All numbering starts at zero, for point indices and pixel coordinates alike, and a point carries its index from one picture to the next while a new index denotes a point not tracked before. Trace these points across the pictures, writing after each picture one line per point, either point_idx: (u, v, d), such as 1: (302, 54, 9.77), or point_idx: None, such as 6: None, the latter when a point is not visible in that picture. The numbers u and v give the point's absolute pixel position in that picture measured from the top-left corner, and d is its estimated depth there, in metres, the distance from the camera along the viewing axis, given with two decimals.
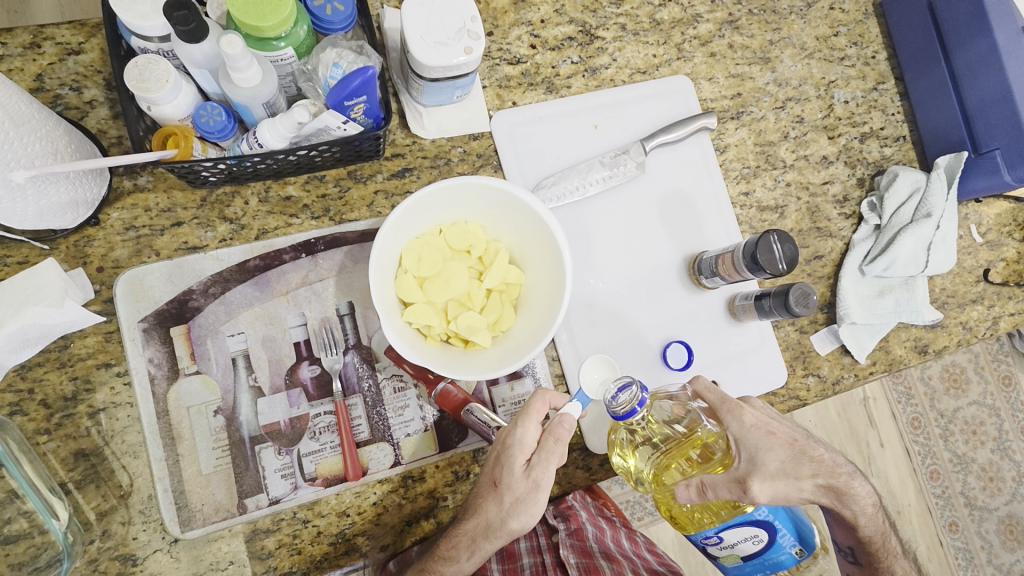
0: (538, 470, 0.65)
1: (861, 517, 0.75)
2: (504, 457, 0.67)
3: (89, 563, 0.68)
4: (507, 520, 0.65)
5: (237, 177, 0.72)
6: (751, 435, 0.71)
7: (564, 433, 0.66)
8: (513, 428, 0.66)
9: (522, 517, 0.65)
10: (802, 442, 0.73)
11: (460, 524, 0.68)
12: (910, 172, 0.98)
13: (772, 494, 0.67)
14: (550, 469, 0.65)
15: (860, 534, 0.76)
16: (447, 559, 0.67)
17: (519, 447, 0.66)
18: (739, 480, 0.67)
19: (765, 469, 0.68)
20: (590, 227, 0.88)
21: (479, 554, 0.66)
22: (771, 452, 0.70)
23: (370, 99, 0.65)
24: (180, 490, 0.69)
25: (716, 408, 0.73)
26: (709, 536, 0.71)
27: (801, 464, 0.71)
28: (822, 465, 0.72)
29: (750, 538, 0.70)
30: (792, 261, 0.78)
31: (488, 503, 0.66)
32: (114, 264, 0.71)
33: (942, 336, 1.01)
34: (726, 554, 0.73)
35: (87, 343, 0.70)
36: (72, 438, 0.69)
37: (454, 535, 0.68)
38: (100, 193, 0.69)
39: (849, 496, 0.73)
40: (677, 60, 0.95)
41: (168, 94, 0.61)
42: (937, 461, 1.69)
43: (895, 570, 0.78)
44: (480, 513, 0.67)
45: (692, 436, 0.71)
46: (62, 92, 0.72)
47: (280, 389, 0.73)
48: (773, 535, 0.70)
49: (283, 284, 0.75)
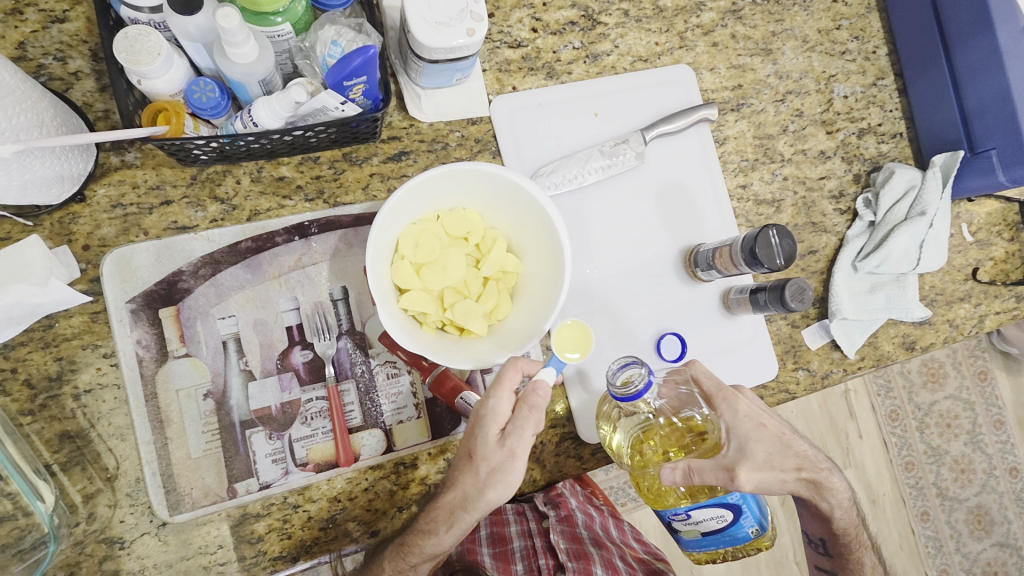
0: (512, 438, 0.65)
1: (837, 510, 0.80)
2: (478, 428, 0.67)
3: (75, 545, 0.66)
4: (484, 490, 0.66)
5: (229, 156, 0.70)
6: (743, 425, 0.75)
7: (539, 401, 0.65)
8: (486, 399, 0.66)
9: (499, 485, 0.65)
10: (789, 436, 0.77)
11: (438, 498, 0.69)
12: (906, 170, 0.98)
13: (757, 483, 0.71)
14: (526, 437, 0.65)
15: (835, 525, 0.81)
16: (426, 533, 0.68)
17: (492, 416, 0.66)
18: (727, 467, 0.70)
19: (753, 460, 0.72)
20: (588, 216, 0.87)
21: (457, 526, 0.67)
22: (759, 443, 0.74)
23: (370, 80, 0.63)
24: (169, 473, 0.68)
25: (712, 397, 0.76)
26: (677, 513, 0.72)
27: (786, 457, 0.76)
28: (806, 459, 0.77)
29: (715, 517, 0.70)
30: (790, 257, 0.78)
31: (464, 474, 0.67)
32: (101, 242, 0.69)
33: (929, 333, 1.02)
34: (687, 530, 0.73)
35: (72, 323, 0.68)
36: (57, 419, 0.67)
37: (432, 510, 0.69)
38: (86, 168, 0.66)
39: (827, 489, 0.79)
40: (679, 49, 0.94)
41: (160, 68, 0.59)
42: (912, 453, 1.73)
43: (863, 561, 0.84)
44: (457, 485, 0.67)
45: (688, 424, 0.72)
46: (46, 61, 0.69)
47: (271, 373, 0.72)
48: (738, 515, 0.70)
49: (275, 267, 0.73)
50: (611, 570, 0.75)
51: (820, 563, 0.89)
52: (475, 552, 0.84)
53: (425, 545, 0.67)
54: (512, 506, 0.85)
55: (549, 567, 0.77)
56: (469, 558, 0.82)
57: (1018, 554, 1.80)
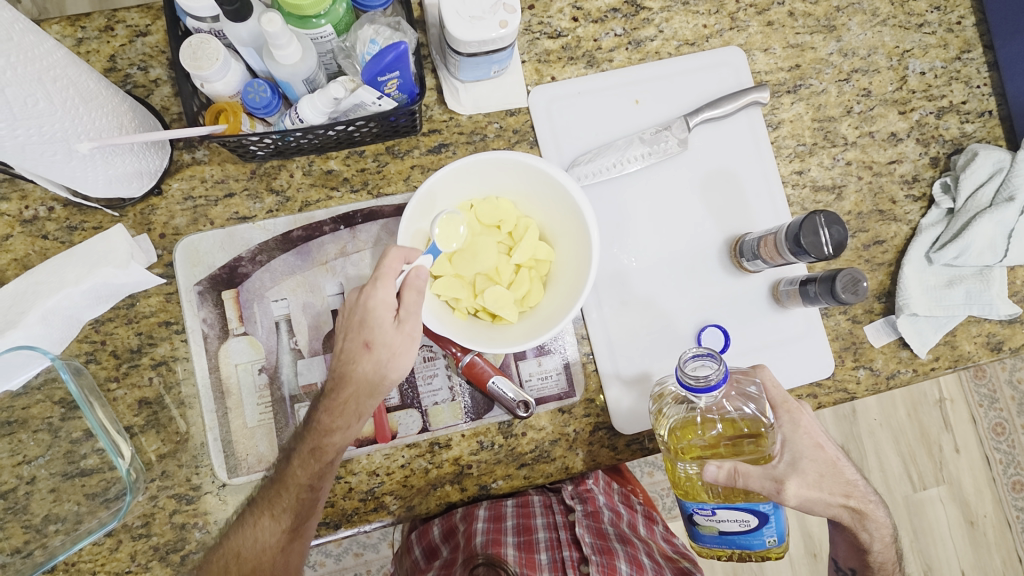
0: (409, 321, 0.67)
1: (876, 543, 0.79)
2: (369, 320, 0.67)
3: (150, 498, 0.74)
4: (386, 374, 0.69)
5: (283, 151, 0.76)
6: (799, 441, 0.75)
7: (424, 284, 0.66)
8: (373, 292, 0.66)
9: (400, 366, 0.69)
10: (844, 465, 0.77)
11: (338, 394, 0.70)
12: (992, 151, 0.88)
13: (802, 500, 0.72)
14: (419, 317, 0.67)
15: (872, 558, 0.81)
16: (334, 428, 0.70)
17: (384, 306, 0.66)
18: (776, 478, 0.71)
19: (804, 477, 0.73)
20: (627, 206, 0.86)
21: (367, 412, 0.70)
22: (812, 462, 0.74)
23: (403, 74, 0.66)
24: (228, 439, 0.76)
25: (776, 406, 0.76)
26: (702, 507, 0.69)
27: (836, 483, 0.76)
28: (854, 489, 0.77)
29: (738, 521, 0.68)
30: (840, 246, 0.73)
31: (362, 364, 0.69)
32: (174, 231, 0.77)
33: (1021, 333, 0.92)
34: (705, 525, 0.70)
35: (150, 302, 0.76)
36: (137, 386, 0.76)
37: (333, 407, 0.70)
38: (162, 164, 0.74)
39: (871, 521, 0.78)
40: (729, 30, 0.90)
41: (218, 71, 0.65)
42: (1021, 472, 1.55)
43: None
44: (358, 376, 0.69)
45: (749, 430, 0.71)
46: (131, 71, 0.78)
47: (318, 353, 0.78)
48: (762, 523, 0.67)
49: (322, 254, 0.79)
50: (634, 566, 0.76)
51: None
52: (499, 542, 0.75)
53: (335, 439, 0.70)
54: (538, 500, 0.82)
55: (574, 559, 0.75)
56: (493, 551, 0.73)
57: None
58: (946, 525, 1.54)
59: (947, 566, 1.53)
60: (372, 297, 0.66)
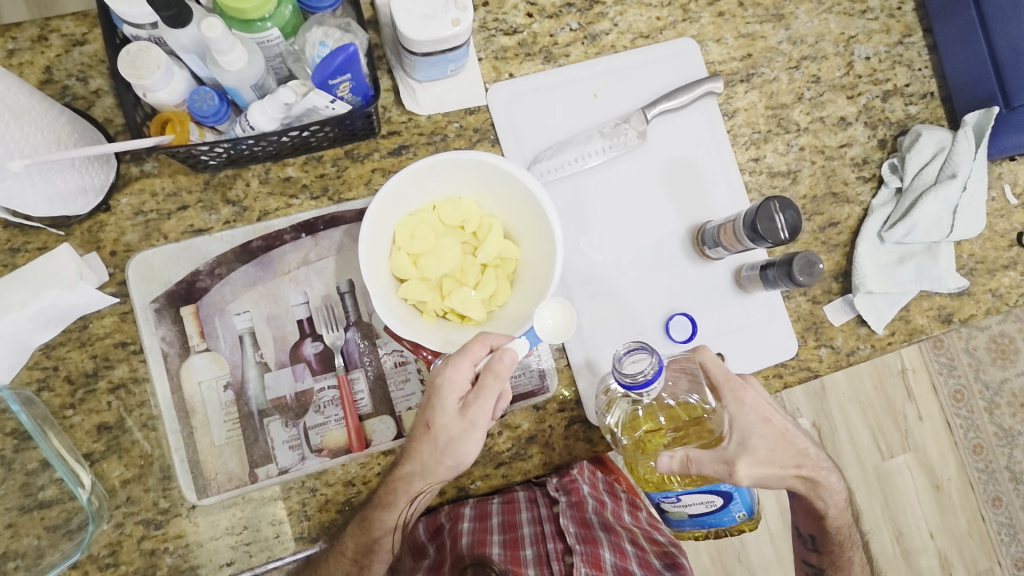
0: (475, 408, 0.64)
1: (833, 509, 0.79)
2: (436, 400, 0.65)
3: (116, 526, 0.72)
4: (442, 458, 0.66)
5: (237, 160, 0.74)
6: (747, 419, 0.73)
7: (502, 369, 0.63)
8: (444, 368, 0.65)
9: (456, 453, 0.66)
10: (795, 435, 0.75)
11: (399, 469, 0.69)
12: (935, 131, 0.92)
13: (756, 478, 0.71)
14: (486, 408, 0.64)
15: (830, 525, 0.81)
16: (386, 506, 0.70)
17: (449, 386, 0.64)
18: (728, 460, 0.70)
19: (754, 455, 0.71)
20: (591, 199, 0.87)
21: (417, 494, 0.69)
22: (761, 438, 0.73)
23: (355, 76, 0.64)
24: (196, 460, 0.73)
25: (719, 386, 0.73)
26: (668, 496, 0.74)
27: (788, 454, 0.75)
28: (808, 458, 0.76)
29: (704, 502, 0.73)
30: (795, 230, 0.74)
31: (424, 444, 0.67)
32: (126, 247, 0.74)
33: (969, 304, 0.96)
34: (675, 511, 0.75)
35: (104, 323, 0.73)
36: (95, 412, 0.73)
37: (393, 482, 0.69)
38: (107, 179, 0.71)
39: (826, 489, 0.78)
40: (682, 22, 0.92)
41: (160, 80, 0.62)
42: (981, 436, 1.63)
43: (852, 559, 0.83)
44: (417, 456, 0.68)
45: (693, 415, 0.70)
46: (69, 82, 0.74)
47: (285, 364, 0.76)
48: (727, 501, 0.73)
49: (285, 264, 0.77)
50: (619, 554, 0.77)
51: (808, 558, 0.86)
52: (485, 542, 0.75)
53: (384, 519, 0.70)
54: (524, 495, 0.82)
55: (559, 551, 0.75)
56: (479, 551, 0.73)
57: None
58: (914, 490, 1.61)
59: (915, 529, 1.60)
60: (446, 380, 0.65)
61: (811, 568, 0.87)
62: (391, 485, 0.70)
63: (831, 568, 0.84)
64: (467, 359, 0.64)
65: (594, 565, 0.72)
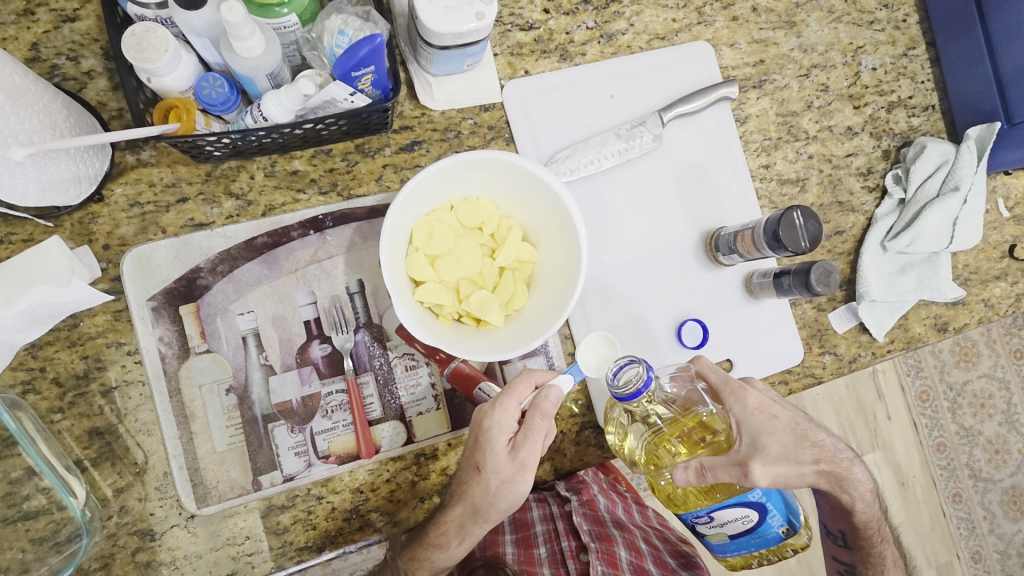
0: (524, 451, 0.65)
1: (859, 502, 0.75)
2: (485, 445, 0.65)
3: (108, 537, 0.68)
4: (495, 501, 0.66)
5: (242, 151, 0.70)
6: (753, 419, 0.71)
7: (549, 408, 0.64)
8: (492, 411, 0.65)
9: (509, 496, 0.66)
10: (804, 427, 0.73)
11: (447, 512, 0.69)
12: (939, 144, 0.94)
13: (774, 477, 0.66)
14: (537, 449, 0.65)
15: (856, 518, 0.76)
16: (437, 547, 0.68)
17: (498, 429, 0.65)
18: (741, 462, 0.67)
19: (767, 453, 0.68)
20: (606, 202, 0.86)
21: (468, 538, 0.68)
22: (772, 436, 0.70)
23: (378, 69, 0.62)
24: (195, 467, 0.70)
25: (720, 390, 0.72)
26: (699, 515, 0.71)
27: (802, 449, 0.72)
28: (823, 450, 0.72)
29: (741, 518, 0.69)
30: (815, 239, 0.76)
31: (473, 487, 0.67)
32: (120, 241, 0.70)
33: (963, 314, 0.99)
34: (714, 533, 0.72)
35: (96, 322, 0.69)
36: (85, 416, 0.69)
37: (441, 525, 0.69)
38: (102, 167, 0.67)
39: (849, 481, 0.74)
40: (698, 25, 0.91)
41: (167, 65, 0.58)
42: (943, 434, 1.53)
43: (884, 554, 0.77)
44: (466, 499, 0.67)
45: (698, 420, 0.69)
46: (59, 61, 0.69)
47: (291, 367, 0.73)
48: (764, 515, 0.69)
49: (292, 261, 0.74)
50: (632, 551, 0.78)
51: (838, 555, 0.81)
52: (498, 543, 0.81)
53: (436, 558, 0.68)
54: (534, 494, 0.84)
55: (572, 548, 0.76)
56: (491, 552, 0.79)
57: None
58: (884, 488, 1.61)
59: None
60: (496, 423, 0.65)
61: (843, 566, 0.82)
62: (438, 529, 0.69)
63: (863, 565, 0.79)
64: (514, 399, 0.65)
65: (610, 563, 0.73)
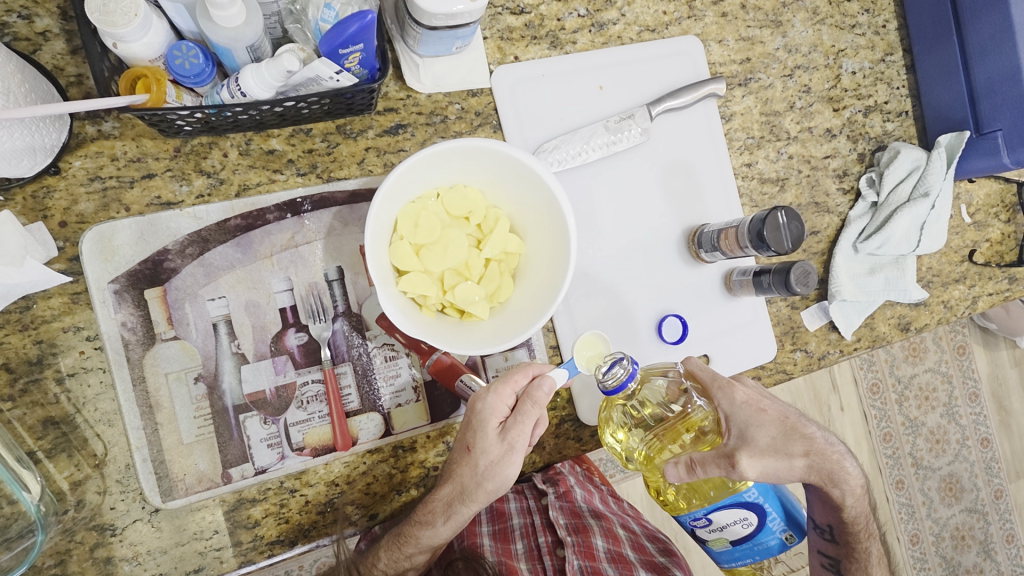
0: (513, 434, 0.64)
1: (850, 497, 0.77)
2: (476, 425, 0.66)
3: (63, 533, 0.64)
4: (482, 482, 0.66)
5: (215, 127, 0.65)
6: (741, 413, 0.73)
7: (542, 397, 0.64)
8: (485, 394, 0.65)
9: (497, 478, 0.66)
10: (793, 420, 0.75)
11: (436, 490, 0.69)
12: (912, 150, 0.96)
13: (761, 470, 0.69)
14: (526, 433, 0.65)
15: (845, 513, 0.78)
16: (424, 524, 0.68)
17: (491, 412, 0.65)
18: (728, 455, 0.68)
19: (755, 445, 0.70)
20: (591, 194, 0.85)
21: (455, 518, 0.67)
22: (761, 429, 0.71)
23: (367, 48, 0.59)
24: (160, 459, 0.67)
25: (708, 388, 0.74)
26: (697, 518, 0.72)
27: (791, 441, 0.73)
28: (813, 443, 0.74)
29: (742, 521, 0.71)
30: (797, 241, 0.78)
31: (463, 467, 0.67)
32: (78, 218, 0.65)
33: (924, 314, 1.03)
34: (717, 538, 0.74)
35: (52, 305, 0.65)
36: (39, 405, 0.65)
37: (429, 502, 0.68)
38: (60, 139, 0.62)
39: (840, 475, 0.76)
40: (688, 19, 0.90)
41: (137, 31, 0.53)
42: (890, 424, 1.60)
43: (870, 550, 0.80)
44: (455, 478, 0.67)
45: (687, 416, 0.70)
46: (10, 19, 0.63)
47: (265, 356, 0.70)
48: (763, 518, 0.71)
49: (267, 246, 0.70)
50: (610, 539, 0.80)
51: (824, 549, 0.83)
52: (476, 534, 0.81)
53: (422, 535, 0.68)
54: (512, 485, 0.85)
55: (550, 544, 0.77)
56: (468, 542, 0.80)
57: (986, 519, 1.69)
58: None
59: None
60: (488, 405, 0.65)
61: (827, 560, 0.83)
62: (426, 505, 0.68)
63: (849, 560, 0.80)
64: (508, 386, 0.65)
65: (587, 556, 0.75)
